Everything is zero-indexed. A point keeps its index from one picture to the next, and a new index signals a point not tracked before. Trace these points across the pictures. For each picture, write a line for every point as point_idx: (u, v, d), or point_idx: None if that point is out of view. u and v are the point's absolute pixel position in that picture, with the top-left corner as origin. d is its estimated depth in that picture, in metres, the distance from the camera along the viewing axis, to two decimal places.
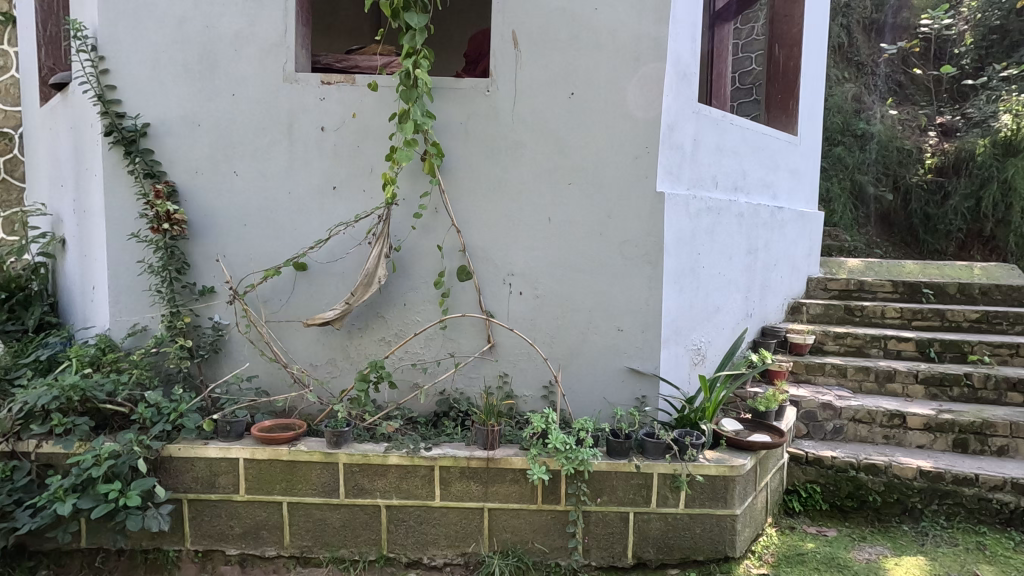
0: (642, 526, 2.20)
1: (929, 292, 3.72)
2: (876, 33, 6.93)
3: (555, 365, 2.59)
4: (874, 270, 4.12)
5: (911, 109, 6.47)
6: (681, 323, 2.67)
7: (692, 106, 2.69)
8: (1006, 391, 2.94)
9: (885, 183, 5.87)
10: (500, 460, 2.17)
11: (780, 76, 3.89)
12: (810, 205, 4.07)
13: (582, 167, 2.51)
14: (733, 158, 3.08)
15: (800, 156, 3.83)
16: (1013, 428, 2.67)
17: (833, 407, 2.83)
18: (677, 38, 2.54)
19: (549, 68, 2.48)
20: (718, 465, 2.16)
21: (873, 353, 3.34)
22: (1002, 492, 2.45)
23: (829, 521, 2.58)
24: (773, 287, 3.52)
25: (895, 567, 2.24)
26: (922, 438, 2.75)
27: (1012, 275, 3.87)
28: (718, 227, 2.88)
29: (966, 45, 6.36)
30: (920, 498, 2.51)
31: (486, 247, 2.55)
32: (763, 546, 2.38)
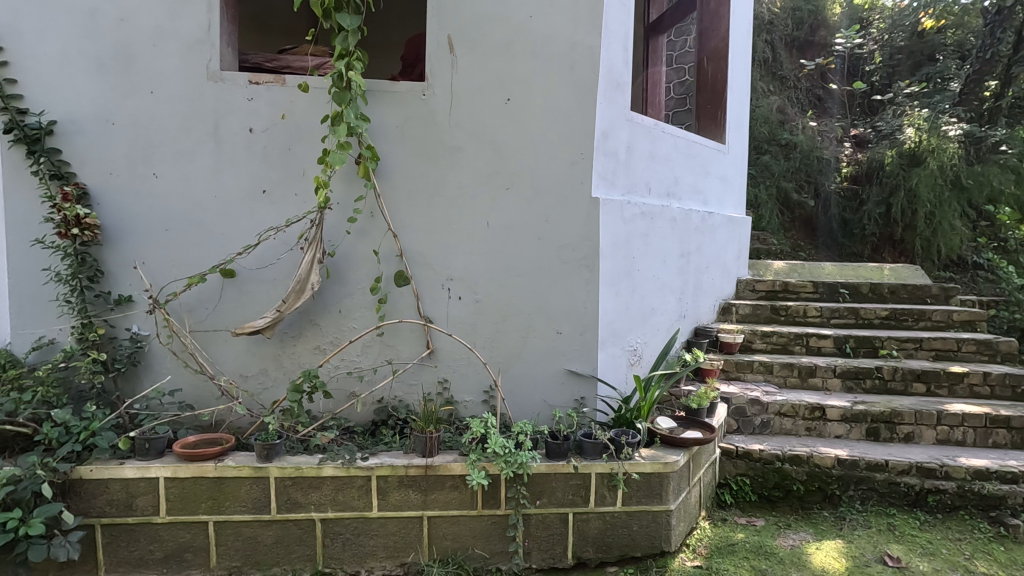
0: (581, 526, 2.23)
1: (845, 292, 4.00)
2: (797, 50, 7.40)
3: (495, 368, 2.60)
4: (797, 272, 4.39)
5: (829, 121, 6.93)
6: (618, 325, 2.74)
7: (625, 114, 2.77)
8: (912, 381, 3.19)
9: (807, 190, 6.26)
10: (439, 466, 2.15)
11: (709, 87, 4.08)
12: (738, 210, 4.26)
13: (519, 171, 2.53)
14: (666, 165, 3.19)
15: (729, 164, 4.02)
16: (918, 416, 2.89)
17: (761, 403, 2.97)
18: (609, 48, 2.61)
19: (485, 73, 2.49)
20: (653, 463, 2.23)
21: (796, 350, 3.54)
22: (909, 475, 2.64)
23: (757, 512, 2.71)
24: (705, 288, 3.67)
25: (817, 551, 2.38)
26: (839, 428, 2.94)
27: (916, 275, 4.22)
28: (652, 231, 2.97)
29: (875, 63, 6.93)
30: (838, 485, 2.67)
31: (425, 252, 2.53)
32: (697, 539, 2.46)
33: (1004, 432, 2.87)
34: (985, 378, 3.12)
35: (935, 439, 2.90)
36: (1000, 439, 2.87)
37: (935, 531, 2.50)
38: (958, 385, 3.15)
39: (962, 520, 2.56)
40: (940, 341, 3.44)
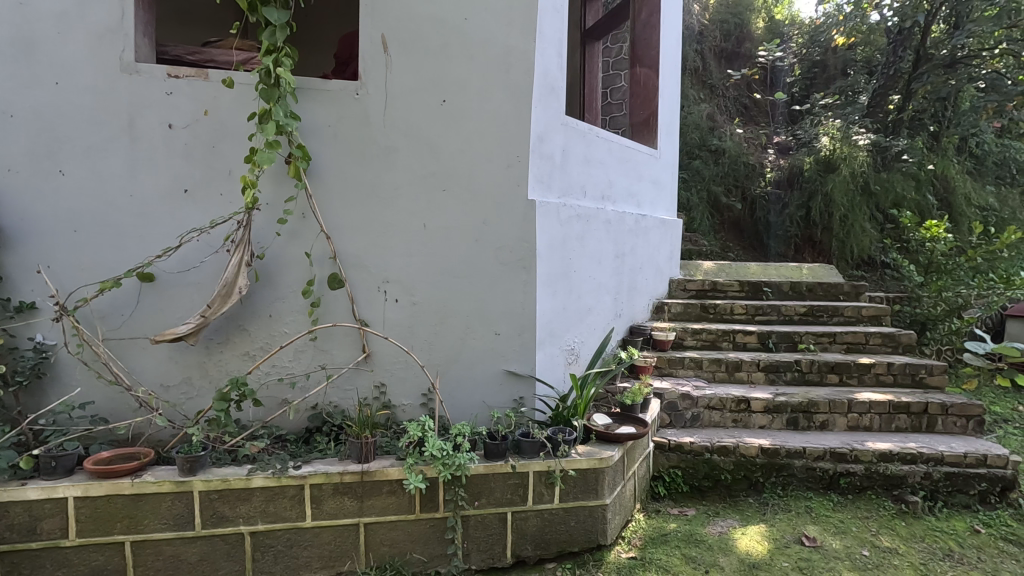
0: (519, 525, 2.25)
1: (768, 290, 4.24)
2: (725, 60, 7.79)
3: (433, 371, 2.59)
4: (725, 271, 4.62)
5: (755, 129, 7.34)
6: (555, 325, 2.79)
7: (560, 118, 2.83)
8: (827, 373, 3.43)
9: (735, 194, 6.58)
10: (375, 472, 2.11)
11: (641, 93, 4.22)
12: (670, 212, 4.43)
13: (456, 173, 2.53)
14: (600, 169, 3.28)
15: (661, 168, 4.17)
16: (831, 405, 3.11)
17: (691, 397, 3.11)
18: (544, 53, 2.66)
19: (420, 74, 2.47)
20: (589, 459, 2.28)
21: (724, 346, 3.73)
22: (824, 460, 2.84)
23: (688, 501, 2.83)
24: (639, 288, 3.80)
25: (742, 536, 2.51)
26: (763, 419, 3.11)
27: (831, 274, 4.54)
28: (587, 233, 3.05)
29: (795, 76, 7.40)
30: (762, 473, 2.83)
31: (360, 254, 2.49)
32: (632, 531, 2.54)
33: (905, 417, 3.13)
34: (889, 367, 3.40)
35: (846, 426, 3.13)
36: (902, 424, 3.13)
37: (846, 510, 2.71)
38: (866, 375, 3.41)
39: (869, 500, 2.78)
40: (850, 335, 3.71)
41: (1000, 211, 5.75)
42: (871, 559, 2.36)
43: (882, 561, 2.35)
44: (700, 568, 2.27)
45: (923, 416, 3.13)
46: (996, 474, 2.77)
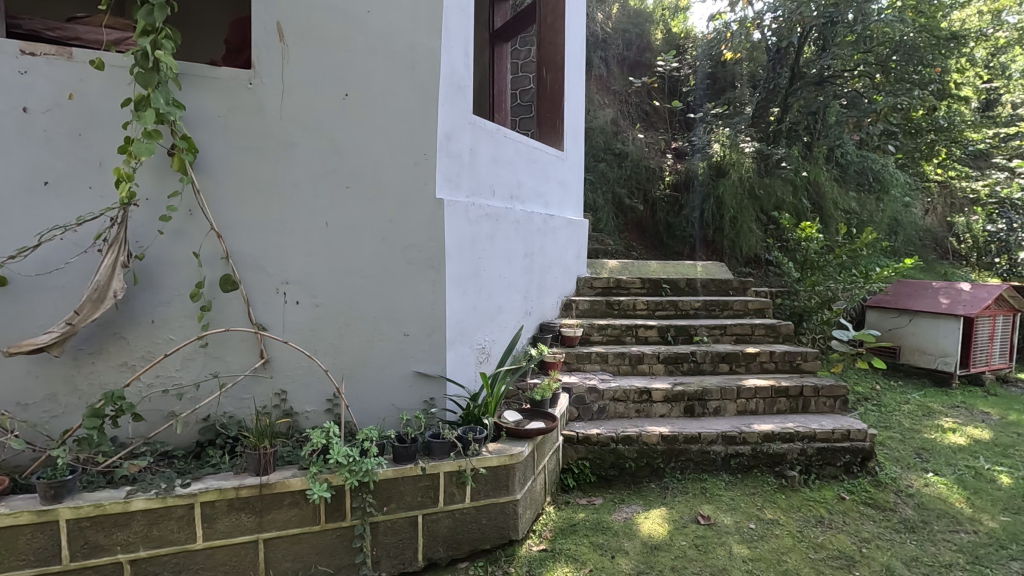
0: (430, 527, 2.23)
1: (667, 286, 4.50)
2: (628, 68, 8.17)
3: (338, 375, 2.49)
4: (628, 270, 4.85)
5: (655, 134, 7.75)
6: (465, 324, 2.78)
7: (467, 118, 2.83)
8: (718, 362, 3.70)
9: (637, 196, 6.94)
10: (275, 484, 1.99)
11: (548, 96, 4.32)
12: (577, 212, 4.56)
13: (360, 170, 2.45)
14: (508, 169, 3.32)
15: (567, 169, 4.29)
16: (722, 392, 3.37)
17: (597, 390, 3.23)
18: (450, 51, 2.64)
19: (320, 66, 2.37)
20: (499, 456, 2.30)
21: (628, 341, 3.90)
22: (717, 444, 3.07)
23: (596, 491, 2.94)
24: (548, 287, 3.89)
25: (645, 520, 2.65)
26: (663, 408, 3.31)
27: (722, 271, 4.91)
28: (496, 232, 3.07)
29: (690, 86, 7.94)
30: (662, 459, 3.01)
31: (255, 254, 2.34)
32: (543, 524, 2.60)
33: (785, 400, 3.45)
34: (771, 356, 3.74)
35: (736, 411, 3.40)
36: (782, 406, 3.46)
37: (736, 488, 2.95)
38: (752, 363, 3.73)
39: (755, 477, 3.05)
40: (739, 327, 4.04)
41: (860, 214, 6.52)
42: (757, 530, 2.58)
43: (766, 532, 2.58)
44: (607, 554, 2.37)
45: (800, 399, 3.47)
46: (857, 446, 3.15)
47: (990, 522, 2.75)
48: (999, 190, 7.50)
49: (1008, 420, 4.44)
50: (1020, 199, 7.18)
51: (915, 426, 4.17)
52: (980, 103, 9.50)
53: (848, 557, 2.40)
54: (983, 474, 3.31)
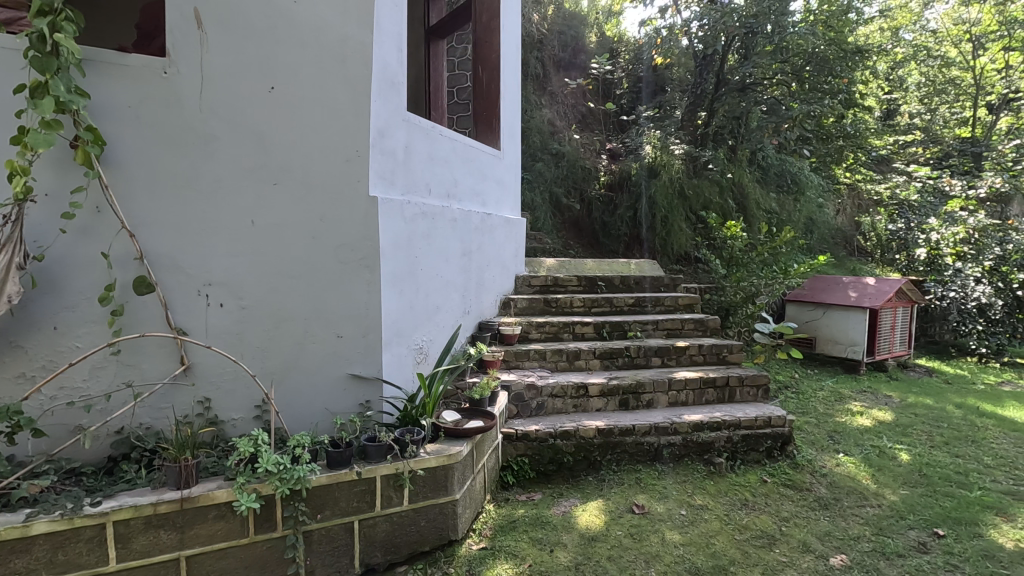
0: (366, 532, 2.18)
1: (602, 284, 4.62)
2: (564, 69, 8.31)
3: (267, 380, 2.39)
4: (565, 268, 4.94)
5: (590, 135, 7.91)
6: (402, 325, 2.74)
7: (401, 114, 2.78)
8: (651, 356, 3.84)
9: (574, 196, 7.06)
10: (198, 497, 1.88)
11: (484, 94, 4.31)
12: (514, 211, 4.59)
13: (287, 166, 2.35)
14: (444, 167, 3.30)
15: (504, 169, 4.31)
16: (655, 385, 3.49)
17: (536, 387, 3.26)
18: (382, 46, 2.59)
19: (243, 56, 2.26)
20: (438, 457, 2.28)
21: (565, 337, 3.97)
22: (650, 435, 3.18)
23: (535, 487, 2.97)
24: (486, 285, 3.89)
25: (583, 512, 2.71)
26: (599, 402, 3.39)
27: (655, 268, 5.10)
28: (433, 231, 3.04)
29: (624, 88, 8.19)
30: (599, 452, 3.09)
31: (173, 254, 2.20)
32: (483, 522, 2.60)
33: (712, 391, 3.63)
34: (699, 349, 3.92)
35: (667, 403, 3.54)
36: (710, 397, 3.63)
37: (668, 477, 3.07)
38: (682, 356, 3.90)
39: (686, 465, 3.19)
40: (670, 322, 4.21)
41: (780, 214, 6.95)
42: (688, 516, 2.70)
43: (696, 517, 2.70)
44: (546, 548, 2.40)
45: (726, 389, 3.66)
46: (777, 432, 3.36)
47: (891, 495, 3.01)
48: (899, 193, 8.22)
49: (907, 402, 4.87)
50: (915, 201, 7.90)
51: (828, 411, 4.50)
52: (881, 113, 10.37)
53: (770, 536, 2.56)
54: (885, 452, 3.62)
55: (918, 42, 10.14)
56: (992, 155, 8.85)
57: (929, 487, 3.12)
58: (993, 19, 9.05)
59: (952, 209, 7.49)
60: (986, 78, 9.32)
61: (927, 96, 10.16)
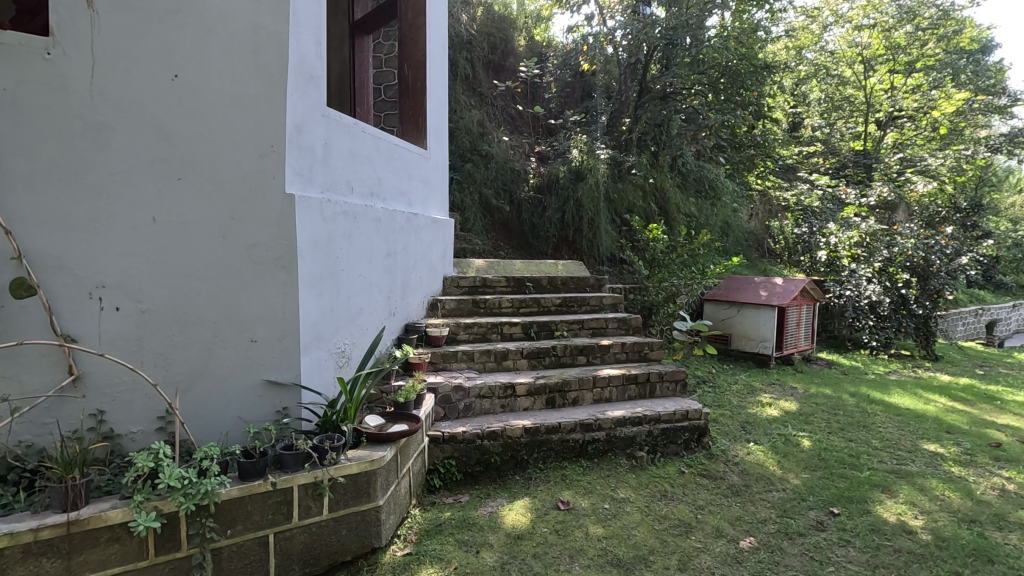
0: (283, 545, 2.08)
1: (530, 284, 4.67)
2: (493, 71, 8.33)
3: (170, 390, 2.22)
4: (493, 269, 4.96)
5: (520, 138, 7.95)
6: (322, 328, 2.64)
7: (320, 109, 2.69)
8: (577, 355, 3.93)
9: (504, 197, 7.02)
10: (87, 520, 1.72)
11: (410, 92, 4.24)
12: (442, 211, 4.55)
13: (192, 161, 2.20)
14: (367, 165, 3.22)
15: (431, 168, 4.27)
16: (581, 382, 3.57)
17: (463, 389, 3.25)
18: (298, 37, 2.48)
19: (141, 40, 2.09)
20: (359, 463, 2.21)
21: (493, 338, 3.98)
22: (576, 432, 3.25)
23: (462, 488, 2.95)
24: (412, 286, 3.83)
25: (509, 512, 2.73)
26: (527, 402, 3.43)
27: (581, 269, 5.23)
28: (355, 230, 2.96)
29: (552, 93, 8.32)
30: (526, 450, 3.12)
31: (58, 253, 2.01)
32: (408, 528, 2.55)
33: (634, 387, 3.77)
34: (622, 346, 4.07)
35: (592, 399, 3.63)
36: (632, 393, 3.77)
37: (592, 472, 3.16)
38: (607, 354, 4.02)
39: (610, 460, 3.29)
40: (595, 322, 4.33)
41: (698, 217, 7.32)
42: (612, 510, 2.78)
43: (619, 510, 2.79)
44: (471, 550, 2.39)
45: (648, 385, 3.81)
46: (694, 424, 3.54)
47: (794, 479, 3.25)
48: (803, 200, 8.89)
49: (809, 393, 5.28)
50: (817, 207, 8.58)
51: (741, 403, 4.79)
52: (788, 125, 11.17)
53: (686, 525, 2.68)
54: (790, 440, 3.90)
55: (818, 62, 11.05)
56: (881, 167, 9.79)
57: (827, 470, 3.39)
58: (880, 44, 10.05)
59: (848, 215, 8.19)
60: (875, 97, 10.31)
61: (827, 111, 10.96)
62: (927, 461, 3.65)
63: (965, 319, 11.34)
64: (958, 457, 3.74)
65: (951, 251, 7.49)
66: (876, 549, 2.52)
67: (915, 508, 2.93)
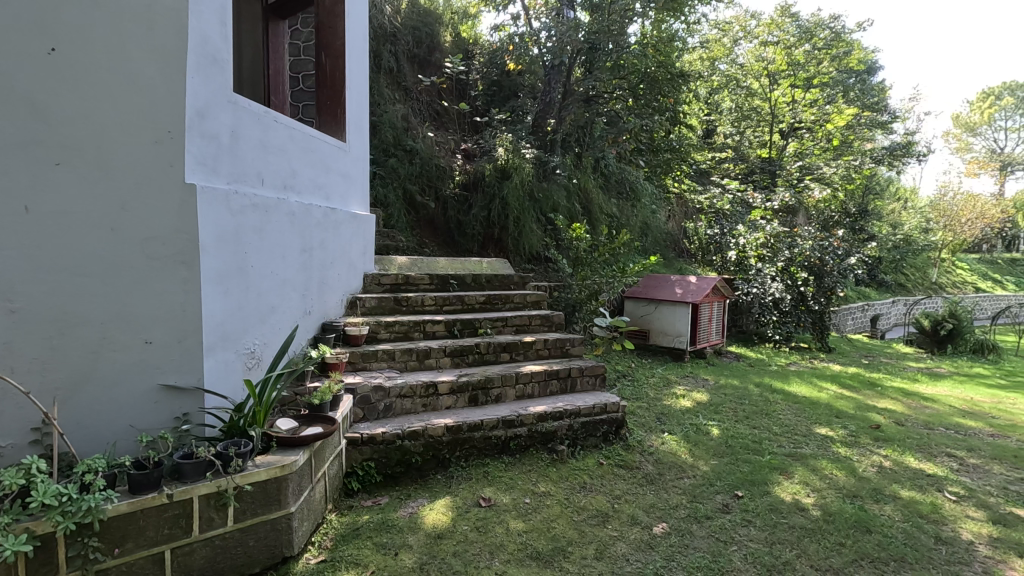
0: (181, 562, 1.93)
1: (454, 282, 4.64)
2: (418, 65, 8.15)
3: (48, 398, 2.01)
4: (417, 266, 4.88)
5: (445, 134, 7.83)
6: (229, 327, 2.48)
7: (225, 95, 2.52)
8: (500, 352, 3.95)
9: (428, 193, 6.83)
10: None
11: (328, 82, 4.08)
12: (362, 207, 4.41)
13: (75, 146, 2.00)
14: (279, 155, 3.06)
15: (350, 162, 4.13)
16: (503, 379, 3.59)
17: (383, 388, 3.16)
18: (200, 16, 2.31)
19: (10, 7, 1.86)
20: (268, 469, 2.10)
21: (415, 337, 3.91)
22: (498, 429, 3.27)
23: (382, 491, 2.88)
24: (330, 283, 3.68)
25: (430, 512, 2.70)
26: (449, 400, 3.40)
27: (505, 266, 5.26)
28: (265, 224, 2.80)
29: (478, 90, 8.29)
30: (448, 449, 3.09)
31: None
32: (323, 534, 2.45)
33: (556, 382, 3.85)
34: (545, 343, 4.14)
35: (515, 396, 3.66)
36: (554, 388, 3.84)
37: (514, 468, 3.19)
38: (529, 351, 4.08)
39: (532, 455, 3.34)
40: (519, 319, 4.38)
41: (619, 217, 7.59)
42: (532, 504, 2.82)
43: (539, 504, 2.83)
44: (390, 552, 2.34)
45: (569, 380, 3.91)
46: (612, 417, 3.67)
47: (704, 466, 3.43)
48: (716, 202, 9.42)
49: (719, 384, 5.62)
50: (728, 210, 9.11)
51: (657, 396, 5.02)
52: (702, 132, 11.76)
53: (604, 514, 2.77)
54: (700, 429, 4.13)
55: (729, 73, 11.72)
56: (784, 174, 10.56)
57: (733, 456, 3.62)
58: (783, 60, 10.85)
59: (754, 218, 8.69)
60: (779, 109, 11.03)
61: (737, 120, 11.55)
62: (819, 443, 3.99)
63: (853, 314, 12.52)
64: (844, 439, 4.12)
65: (842, 252, 8.25)
66: (774, 527, 2.72)
67: (807, 487, 3.20)
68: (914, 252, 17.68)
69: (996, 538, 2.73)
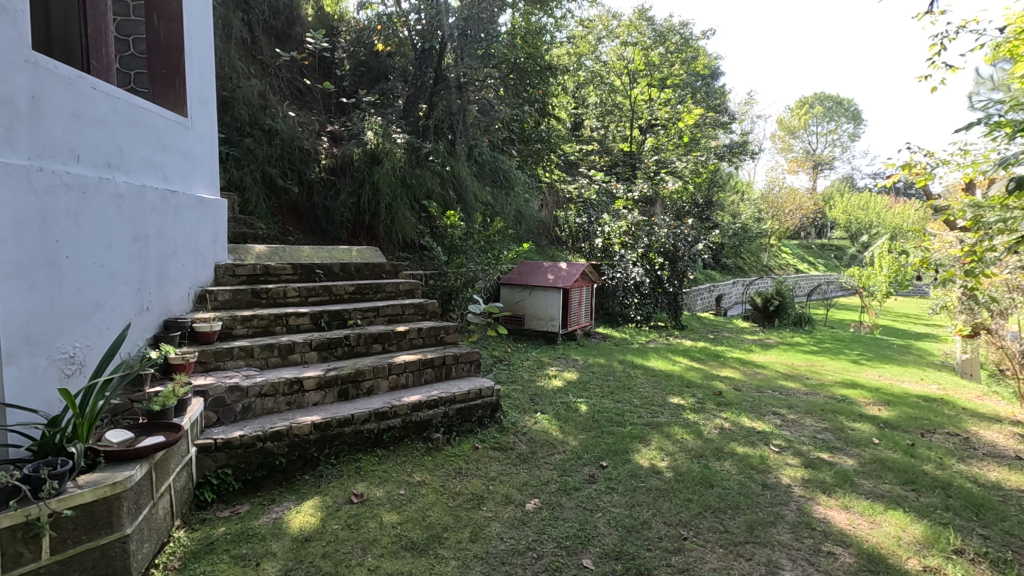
0: None
1: (320, 271, 4.38)
2: (275, 38, 7.48)
3: None
4: (278, 255, 4.54)
5: (309, 114, 7.30)
6: (37, 329, 2.11)
7: (21, 52, 2.12)
8: (372, 343, 3.83)
9: (291, 177, 6.33)
10: None
11: (161, 47, 3.60)
12: (210, 191, 3.98)
13: None
14: (99, 127, 2.64)
15: (193, 140, 3.69)
16: (375, 371, 3.48)
17: (240, 388, 2.91)
18: None
19: None
20: (95, 489, 1.83)
21: (277, 331, 3.64)
22: (370, 422, 3.17)
23: (241, 498, 2.66)
24: (171, 275, 3.28)
25: (296, 515, 2.55)
26: (316, 396, 3.22)
27: (376, 255, 5.09)
28: (84, 208, 2.41)
29: (345, 70, 7.84)
30: (316, 447, 2.93)
31: None
32: (170, 554, 2.20)
33: (430, 370, 3.83)
34: (419, 332, 4.09)
35: (388, 387, 3.58)
36: (428, 376, 3.82)
37: (388, 460, 3.13)
38: (403, 340, 4.01)
39: (407, 446, 3.29)
40: (391, 309, 4.27)
41: (493, 206, 7.69)
42: (406, 495, 2.78)
43: (414, 494, 2.80)
44: (250, 564, 2.17)
45: (444, 367, 3.91)
46: (486, 401, 3.74)
47: (573, 441, 3.63)
48: (583, 193, 9.90)
49: (587, 363, 5.98)
50: (595, 200, 9.63)
51: (531, 378, 5.20)
52: (571, 125, 12.26)
53: (479, 497, 2.82)
54: (570, 407, 4.35)
55: (594, 70, 12.33)
56: (643, 167, 11.40)
57: (599, 429, 3.87)
58: (640, 60, 11.71)
59: (617, 208, 9.29)
60: (638, 106, 11.89)
61: (602, 115, 12.12)
62: (673, 412, 4.41)
63: (701, 294, 13.96)
64: (693, 406, 4.60)
65: (691, 239, 9.16)
66: (633, 491, 2.96)
67: (662, 452, 3.52)
68: (749, 238, 20.13)
69: (807, 479, 3.23)
